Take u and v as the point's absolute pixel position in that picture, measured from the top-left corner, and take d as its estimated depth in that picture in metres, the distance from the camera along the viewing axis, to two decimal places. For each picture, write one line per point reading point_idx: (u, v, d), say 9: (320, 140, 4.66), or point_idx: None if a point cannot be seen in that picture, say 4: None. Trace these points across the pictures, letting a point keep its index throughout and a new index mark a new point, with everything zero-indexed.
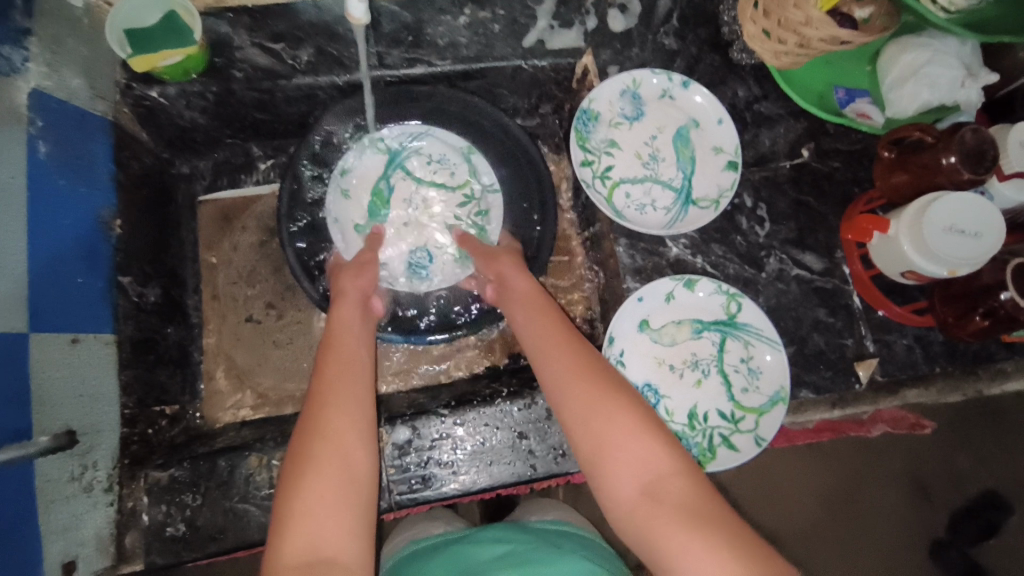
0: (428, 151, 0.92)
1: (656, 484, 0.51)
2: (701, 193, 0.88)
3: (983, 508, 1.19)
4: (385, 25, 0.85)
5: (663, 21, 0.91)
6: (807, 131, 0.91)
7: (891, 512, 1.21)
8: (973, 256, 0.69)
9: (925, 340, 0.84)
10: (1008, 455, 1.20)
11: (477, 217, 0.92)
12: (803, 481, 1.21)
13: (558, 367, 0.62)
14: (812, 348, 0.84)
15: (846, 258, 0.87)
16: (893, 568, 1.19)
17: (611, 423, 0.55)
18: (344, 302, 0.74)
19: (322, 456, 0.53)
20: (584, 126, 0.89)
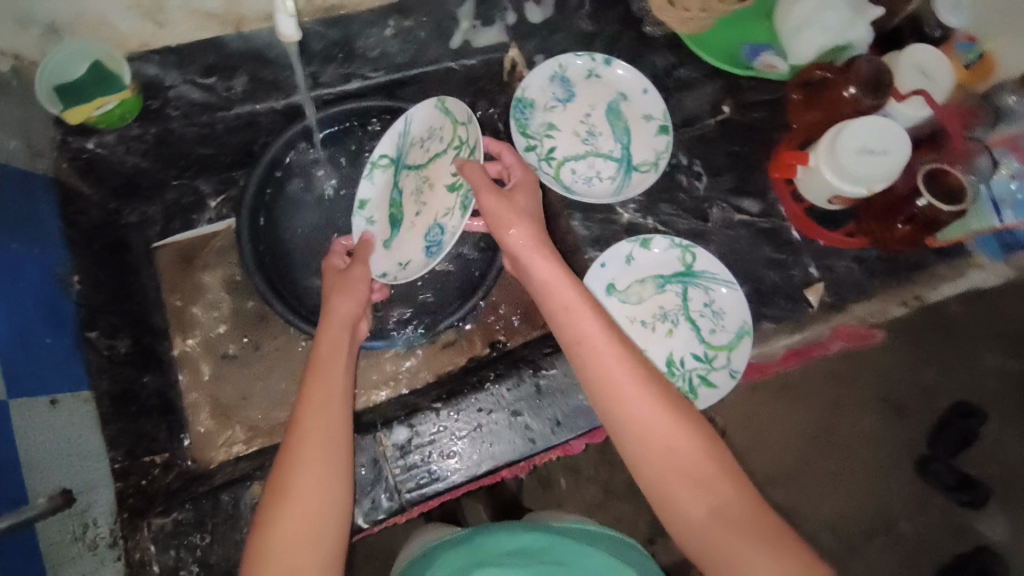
0: (418, 133, 0.84)
1: (721, 506, 0.56)
2: (640, 158, 0.93)
3: (955, 417, 1.27)
4: (314, 44, 0.87)
5: (577, 6, 0.97)
6: (724, 88, 0.98)
7: (874, 437, 1.29)
8: (886, 172, 0.77)
9: (863, 259, 0.92)
10: (969, 362, 1.29)
11: (466, 159, 0.75)
12: (787, 421, 1.29)
13: (615, 378, 0.60)
14: (766, 284, 0.91)
15: (780, 197, 0.94)
16: (879, 484, 1.27)
17: (675, 445, 0.58)
18: (326, 327, 0.68)
19: (296, 490, 0.56)
20: (522, 114, 0.94)
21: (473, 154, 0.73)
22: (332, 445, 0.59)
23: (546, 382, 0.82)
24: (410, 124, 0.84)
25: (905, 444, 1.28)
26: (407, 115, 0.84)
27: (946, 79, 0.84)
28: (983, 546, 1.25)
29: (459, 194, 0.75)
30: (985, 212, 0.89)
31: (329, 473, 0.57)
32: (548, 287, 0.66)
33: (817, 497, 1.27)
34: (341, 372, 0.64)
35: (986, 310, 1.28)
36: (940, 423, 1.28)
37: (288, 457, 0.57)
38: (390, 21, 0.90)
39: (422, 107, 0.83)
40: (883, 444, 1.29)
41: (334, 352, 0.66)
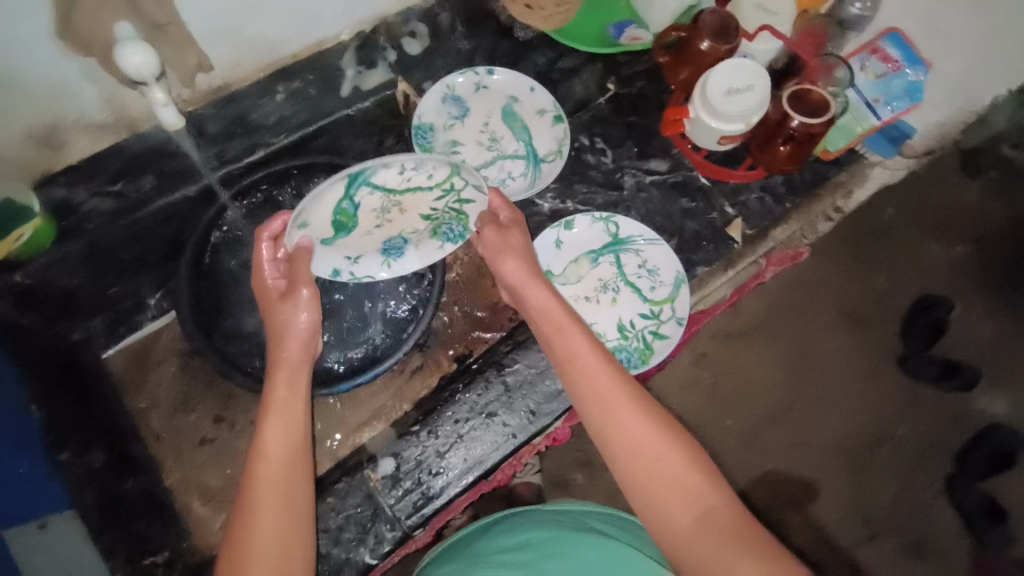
0: (398, 161, 0.77)
1: (707, 515, 0.57)
2: (544, 150, 0.99)
3: (920, 312, 1.35)
4: (211, 127, 0.92)
5: (451, 30, 1.05)
6: (605, 68, 1.06)
7: (852, 352, 1.34)
8: (754, 106, 0.83)
9: (770, 187, 0.99)
10: (910, 257, 1.37)
11: (455, 206, 0.84)
12: (765, 358, 1.34)
13: (605, 394, 0.64)
14: (690, 234, 0.97)
15: (682, 151, 1.00)
16: (870, 392, 1.32)
17: (662, 453, 0.60)
18: (284, 367, 0.69)
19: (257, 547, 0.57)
20: (425, 139, 0.99)
21: (466, 207, 0.83)
22: (292, 493, 0.61)
23: (511, 378, 0.87)
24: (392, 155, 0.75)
25: (881, 349, 1.34)
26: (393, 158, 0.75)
27: (790, 9, 0.92)
28: (989, 425, 1.30)
29: (433, 221, 0.85)
30: (861, 112, 0.95)
31: (288, 518, 0.60)
32: (546, 313, 0.73)
33: (817, 423, 1.31)
34: (300, 419, 0.66)
35: (907, 204, 1.39)
36: (907, 321, 1.35)
37: (246, 511, 0.59)
38: (279, 87, 0.96)
39: (419, 157, 0.77)
40: (862, 354, 1.34)
41: (291, 401, 0.67)
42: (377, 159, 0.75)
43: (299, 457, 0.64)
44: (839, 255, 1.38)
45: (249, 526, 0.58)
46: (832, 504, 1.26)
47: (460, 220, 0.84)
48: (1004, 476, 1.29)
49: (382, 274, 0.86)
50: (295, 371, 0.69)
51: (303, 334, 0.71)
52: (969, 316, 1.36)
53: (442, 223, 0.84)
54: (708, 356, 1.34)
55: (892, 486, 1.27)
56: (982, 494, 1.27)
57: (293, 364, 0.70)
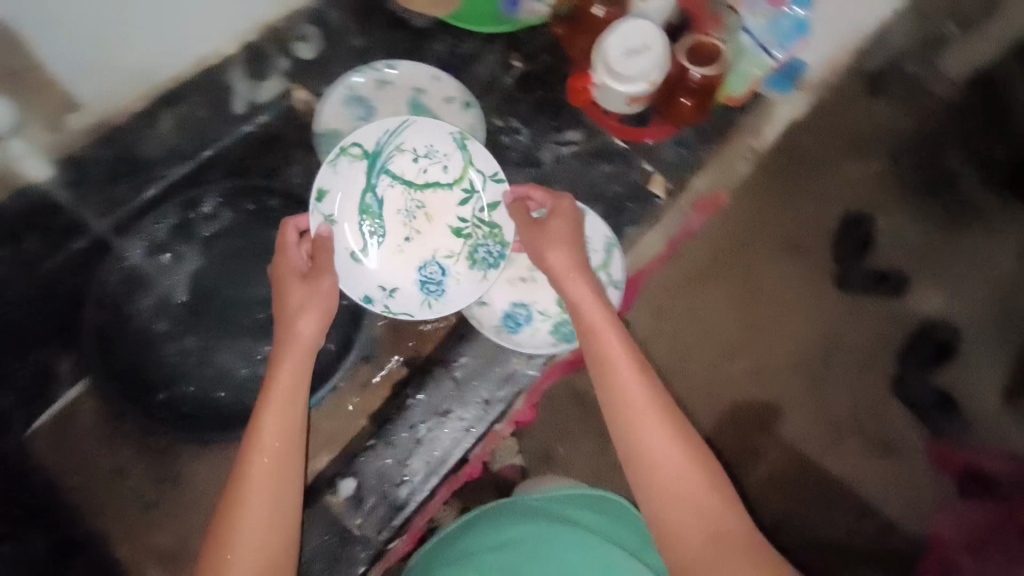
0: (411, 145, 0.84)
1: (720, 533, 0.61)
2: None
3: (850, 231, 1.41)
4: (93, 173, 0.85)
5: (342, 28, 0.98)
6: (507, 45, 1.03)
7: (798, 278, 1.39)
8: (652, 67, 0.84)
9: (685, 141, 1.00)
10: (832, 182, 1.43)
11: (482, 212, 0.87)
12: (714, 302, 1.37)
13: (635, 407, 0.67)
14: (614, 196, 0.98)
15: (595, 116, 1.00)
16: (815, 318, 1.38)
17: (681, 472, 0.64)
18: (277, 377, 0.68)
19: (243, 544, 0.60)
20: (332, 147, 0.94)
21: (495, 215, 0.87)
22: (281, 513, 0.63)
23: (460, 371, 0.85)
24: (404, 128, 0.83)
25: (820, 273, 1.39)
26: (411, 117, 0.82)
27: None
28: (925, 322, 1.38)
29: (468, 241, 0.88)
30: (759, 56, 0.98)
31: (275, 524, 0.62)
32: (580, 311, 0.75)
33: (772, 352, 1.36)
34: (295, 421, 0.67)
35: (823, 132, 1.45)
36: (839, 241, 1.41)
37: (236, 509, 0.61)
38: (162, 115, 0.88)
39: (431, 125, 0.83)
40: (803, 280, 1.39)
41: (290, 404, 0.67)
42: (393, 120, 0.82)
43: (290, 476, 0.65)
44: (767, 192, 1.42)
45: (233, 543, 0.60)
46: (801, 418, 1.33)
47: (494, 233, 0.87)
48: (951, 367, 1.36)
49: (422, 314, 0.87)
50: (292, 386, 0.68)
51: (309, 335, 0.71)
52: (896, 225, 1.42)
53: (477, 244, 0.88)
54: (665, 309, 1.37)
55: (847, 401, 1.34)
56: (936, 387, 1.34)
57: (285, 382, 0.68)
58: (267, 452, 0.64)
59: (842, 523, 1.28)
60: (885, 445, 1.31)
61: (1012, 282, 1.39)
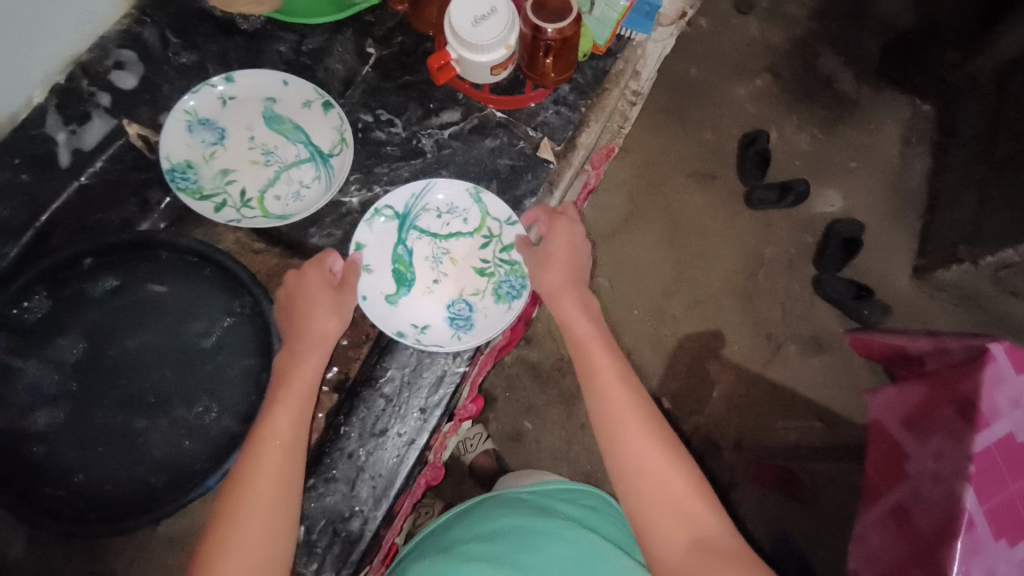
0: (435, 205, 0.90)
1: (704, 539, 0.64)
2: (326, 144, 0.90)
3: (749, 147, 1.44)
4: None
5: (164, 46, 0.89)
6: (357, 34, 0.96)
7: (705, 209, 1.44)
8: (503, 30, 0.80)
9: (561, 99, 0.98)
10: (717, 108, 1.49)
11: (502, 254, 0.88)
12: (633, 248, 1.41)
13: (626, 412, 0.71)
14: (506, 171, 0.95)
15: (466, 93, 0.96)
16: (731, 240, 1.43)
17: (665, 479, 0.67)
18: (291, 378, 0.74)
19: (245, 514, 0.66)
20: (186, 180, 0.86)
21: (511, 253, 0.88)
22: (279, 502, 0.68)
23: (389, 387, 0.82)
24: (428, 189, 0.90)
25: (724, 198, 1.45)
26: (429, 179, 0.89)
27: None
28: (832, 221, 1.44)
29: (491, 279, 0.88)
30: None
31: (272, 502, 0.67)
32: (570, 326, 0.80)
33: (699, 279, 1.40)
34: (305, 407, 0.73)
35: (699, 62, 1.50)
36: (739, 162, 1.45)
37: (240, 486, 0.67)
38: None
39: (442, 181, 0.90)
40: (710, 208, 1.44)
41: (299, 396, 0.73)
42: (415, 183, 0.89)
43: (294, 469, 0.70)
44: (660, 132, 1.47)
45: (233, 528, 0.65)
46: (739, 338, 1.38)
47: (515, 268, 0.87)
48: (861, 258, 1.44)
49: (451, 352, 0.82)
50: (303, 389, 0.74)
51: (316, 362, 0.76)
52: (785, 136, 1.49)
53: (500, 280, 0.87)
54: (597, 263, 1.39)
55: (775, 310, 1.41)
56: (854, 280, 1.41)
57: (292, 385, 0.74)
58: (275, 443, 0.70)
59: (796, 426, 1.35)
60: (816, 345, 1.40)
61: (897, 167, 1.48)
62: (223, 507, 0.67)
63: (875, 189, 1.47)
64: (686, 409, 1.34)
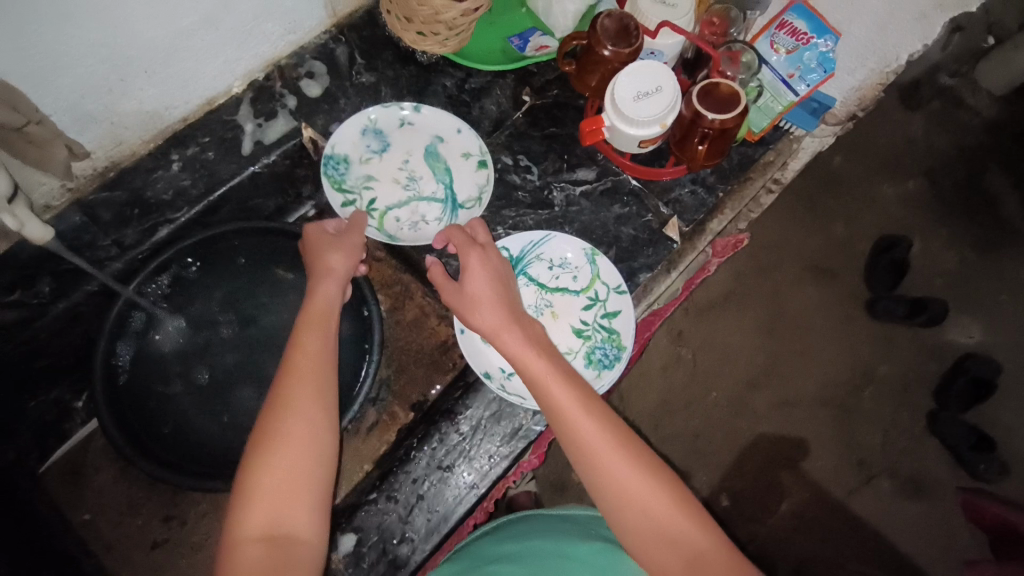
0: (550, 256, 0.90)
1: (698, 561, 0.56)
2: (462, 196, 0.95)
3: (887, 248, 1.32)
4: (104, 214, 0.86)
5: (349, 64, 0.99)
6: (517, 81, 1.01)
7: (818, 306, 1.31)
8: (664, 108, 0.81)
9: (700, 179, 0.96)
10: (866, 204, 1.36)
11: (604, 319, 0.86)
12: (737, 326, 1.29)
13: (595, 449, 0.61)
14: (627, 240, 0.94)
15: (607, 156, 0.97)
16: (852, 351, 1.29)
17: (649, 501, 0.59)
18: (313, 354, 0.67)
19: (285, 440, 0.60)
20: (335, 171, 0.93)
21: (614, 320, 0.86)
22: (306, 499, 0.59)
23: (465, 426, 0.83)
24: (546, 241, 0.90)
25: (847, 301, 1.32)
26: (549, 231, 0.89)
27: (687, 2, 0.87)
28: (964, 354, 1.28)
29: (586, 341, 0.85)
30: (778, 89, 0.95)
31: (312, 427, 0.62)
32: (524, 361, 0.68)
33: (798, 382, 1.27)
34: (330, 339, 0.69)
35: (857, 154, 1.38)
36: (869, 266, 1.32)
37: (274, 413, 0.61)
38: (173, 155, 0.89)
39: (565, 236, 0.89)
40: (829, 307, 1.31)
41: (321, 331, 0.69)
42: (537, 232, 0.90)
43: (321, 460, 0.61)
44: (796, 212, 1.35)
45: (252, 523, 0.56)
46: (828, 456, 1.23)
47: (612, 336, 0.85)
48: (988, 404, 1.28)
49: (533, 406, 0.82)
50: (322, 367, 0.65)
51: (331, 300, 0.73)
52: (931, 251, 1.35)
53: (595, 346, 0.85)
54: (686, 333, 1.29)
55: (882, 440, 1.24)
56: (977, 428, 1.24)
57: (316, 356, 0.66)
58: (303, 429, 0.61)
59: None
60: (921, 492, 1.22)
61: None
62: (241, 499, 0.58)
63: (1019, 331, 1.31)
64: (748, 515, 1.21)
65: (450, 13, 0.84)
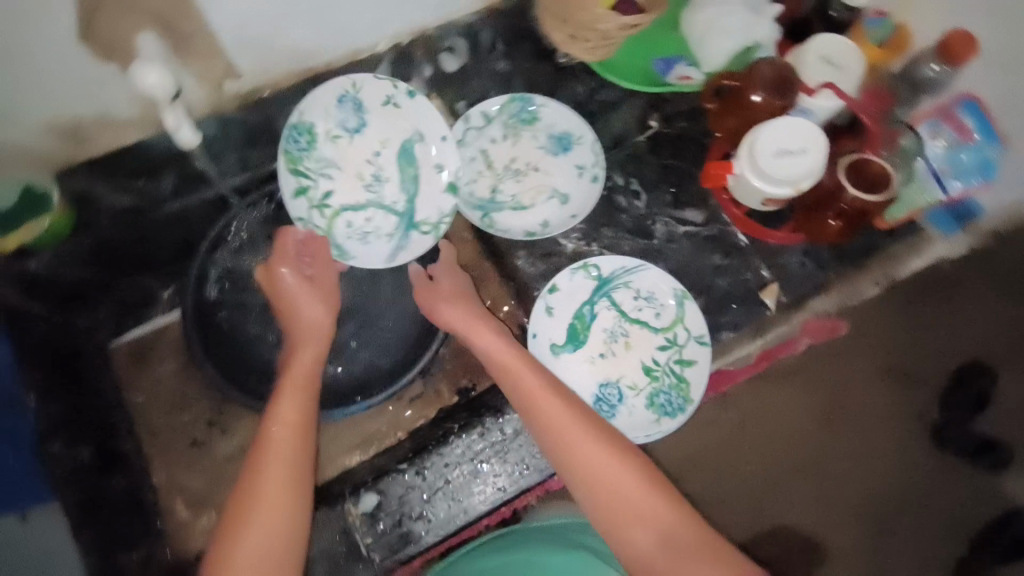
0: (638, 286, 0.87)
1: (668, 535, 0.58)
2: (422, 214, 0.93)
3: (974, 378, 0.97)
4: (234, 131, 0.89)
5: (490, 50, 0.99)
6: (648, 103, 0.99)
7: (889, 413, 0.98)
8: (805, 170, 0.77)
9: (814, 253, 0.93)
10: None
11: (676, 365, 0.83)
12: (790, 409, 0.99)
13: (562, 425, 0.66)
14: (720, 292, 0.91)
15: (721, 205, 0.94)
16: None
17: (619, 472, 0.62)
18: (292, 391, 0.74)
19: (258, 506, 0.63)
20: (296, 145, 0.90)
21: (687, 370, 0.83)
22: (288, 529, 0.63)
23: (510, 427, 0.82)
24: (640, 271, 0.88)
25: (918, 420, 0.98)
26: (645, 261, 0.87)
27: (857, 66, 0.82)
28: None
29: (654, 382, 0.83)
30: (926, 184, 0.89)
31: (286, 490, 0.65)
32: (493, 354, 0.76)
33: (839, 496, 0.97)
34: (306, 403, 0.74)
35: None
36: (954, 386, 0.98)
37: (254, 474, 0.66)
38: (309, 96, 0.93)
39: (660, 271, 0.87)
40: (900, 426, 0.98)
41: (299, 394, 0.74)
42: (632, 259, 0.88)
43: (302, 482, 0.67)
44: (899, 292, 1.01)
45: None
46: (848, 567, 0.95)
47: (681, 385, 0.82)
48: None
49: None
50: (298, 439, 0.69)
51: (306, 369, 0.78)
52: None
53: (660, 390, 0.82)
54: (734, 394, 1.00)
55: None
56: None
57: (294, 421, 0.71)
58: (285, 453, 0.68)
59: None
60: None
61: None
62: (226, 537, 0.62)
63: None
64: None
65: (608, 23, 0.95)
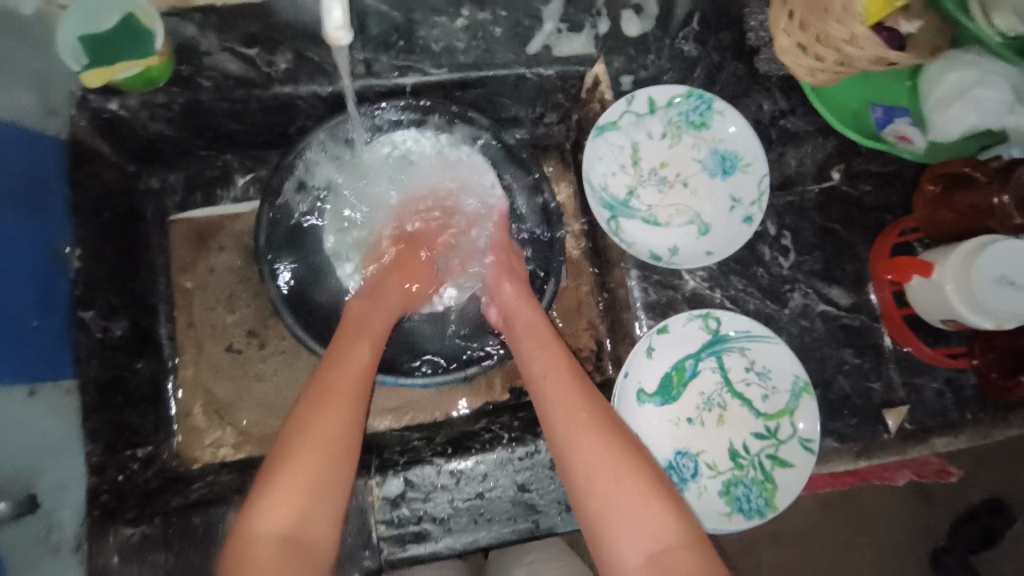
0: (755, 358, 0.75)
1: (664, 556, 0.51)
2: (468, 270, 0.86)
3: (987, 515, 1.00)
4: (371, 28, 0.76)
5: (683, 24, 0.81)
6: (838, 150, 0.82)
7: (897, 529, 1.02)
8: (1019, 312, 0.67)
9: (956, 384, 0.79)
10: None
11: (768, 460, 0.73)
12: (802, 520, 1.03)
13: (573, 407, 0.61)
14: (837, 393, 0.78)
15: (874, 283, 0.80)
16: None
17: (623, 482, 0.55)
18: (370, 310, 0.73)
19: (306, 436, 0.57)
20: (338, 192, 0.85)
21: (779, 469, 0.73)
22: (332, 457, 0.56)
23: None
24: (766, 341, 0.74)
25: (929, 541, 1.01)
26: (776, 337, 0.73)
27: None
28: None
29: (736, 469, 0.73)
30: None
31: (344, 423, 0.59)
32: (519, 326, 0.73)
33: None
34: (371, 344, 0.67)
35: None
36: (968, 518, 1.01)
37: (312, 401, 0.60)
38: (464, 11, 0.78)
39: (786, 355, 0.74)
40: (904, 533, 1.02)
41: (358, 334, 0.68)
42: (761, 330, 0.74)
43: (364, 387, 0.63)
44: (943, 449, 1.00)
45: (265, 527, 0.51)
46: None
47: (765, 485, 0.72)
48: None
49: None
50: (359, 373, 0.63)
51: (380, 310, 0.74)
52: None
53: (740, 481, 0.73)
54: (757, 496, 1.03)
55: None
56: None
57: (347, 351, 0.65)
58: (355, 355, 0.65)
59: None
60: None
61: None
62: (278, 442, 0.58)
63: None
64: None
65: (862, 51, 0.65)
